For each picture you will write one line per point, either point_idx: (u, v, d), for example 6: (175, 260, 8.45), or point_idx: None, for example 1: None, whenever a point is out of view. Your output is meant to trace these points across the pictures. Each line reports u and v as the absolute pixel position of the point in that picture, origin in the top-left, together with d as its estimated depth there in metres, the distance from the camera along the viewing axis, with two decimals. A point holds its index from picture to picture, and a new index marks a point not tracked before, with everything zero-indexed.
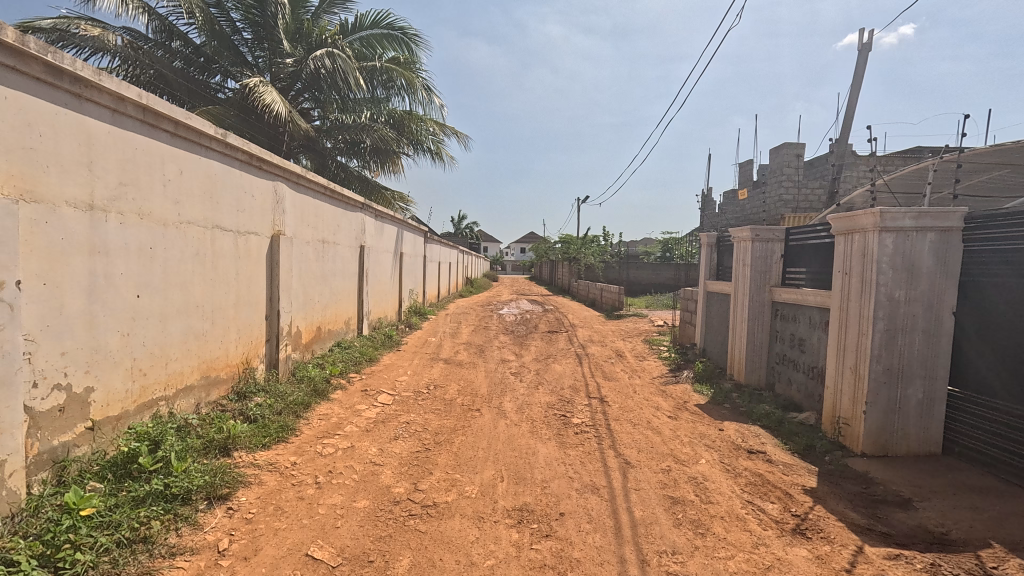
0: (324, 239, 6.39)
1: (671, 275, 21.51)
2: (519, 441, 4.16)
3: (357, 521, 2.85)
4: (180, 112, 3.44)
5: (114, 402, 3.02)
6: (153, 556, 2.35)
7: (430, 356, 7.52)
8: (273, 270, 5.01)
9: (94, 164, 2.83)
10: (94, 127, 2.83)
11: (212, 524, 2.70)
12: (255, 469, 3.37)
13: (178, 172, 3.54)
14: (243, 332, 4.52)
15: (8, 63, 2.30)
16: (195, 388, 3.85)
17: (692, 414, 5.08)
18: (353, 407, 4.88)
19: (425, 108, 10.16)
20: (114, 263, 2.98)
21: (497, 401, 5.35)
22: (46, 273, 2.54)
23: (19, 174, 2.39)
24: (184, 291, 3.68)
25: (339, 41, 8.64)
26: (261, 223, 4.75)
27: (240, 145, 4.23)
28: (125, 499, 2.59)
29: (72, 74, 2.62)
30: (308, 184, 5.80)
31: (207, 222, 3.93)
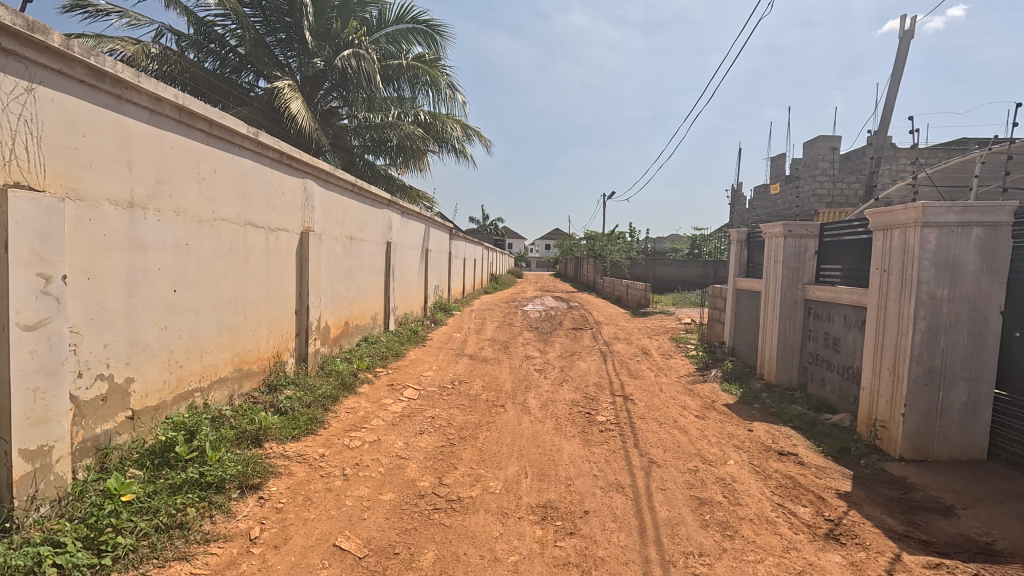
0: (352, 235, 6.48)
1: (698, 271, 21.20)
2: (543, 438, 4.15)
3: (383, 513, 2.89)
4: (213, 112, 3.54)
5: (152, 393, 3.14)
6: (189, 541, 2.43)
7: (455, 352, 7.57)
8: (302, 266, 5.12)
9: (133, 163, 2.93)
10: (134, 127, 2.93)
11: (244, 512, 2.77)
12: (285, 460, 3.45)
13: (211, 170, 3.65)
14: (274, 326, 4.63)
15: (53, 67, 2.40)
16: (229, 380, 3.97)
17: (720, 414, 4.97)
18: (379, 401, 4.97)
19: (450, 104, 10.23)
20: (152, 258, 3.09)
21: (522, 397, 5.35)
22: (88, 267, 2.64)
23: (62, 173, 2.48)
24: (217, 286, 3.79)
25: (366, 40, 8.71)
26: (291, 219, 4.86)
27: (271, 144, 4.33)
28: (163, 486, 2.68)
29: (113, 77, 2.72)
30: (336, 181, 5.90)
31: (240, 218, 4.05)
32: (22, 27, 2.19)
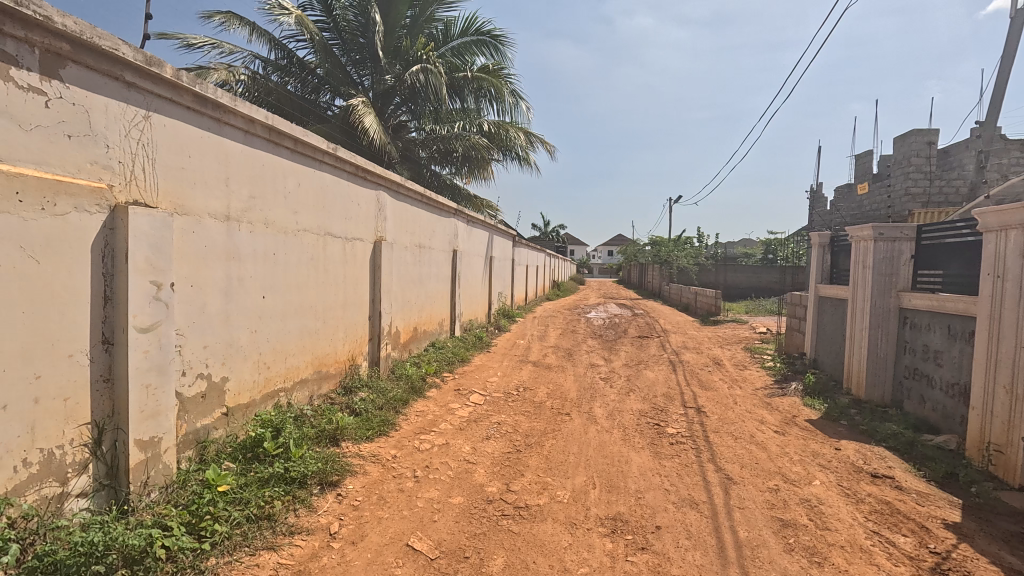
0: (421, 243, 6.70)
1: (774, 278, 20.04)
2: (611, 449, 4.07)
3: (453, 517, 2.94)
4: (297, 131, 3.79)
5: (244, 392, 3.39)
6: (276, 533, 2.59)
7: (519, 358, 7.61)
8: (375, 274, 5.35)
9: (230, 180, 3.19)
10: (231, 146, 3.19)
11: (324, 508, 2.92)
12: (361, 459, 3.60)
13: (296, 184, 3.90)
14: (349, 331, 4.86)
15: (165, 96, 2.67)
16: (309, 381, 4.21)
17: (802, 430, 4.65)
18: (447, 405, 5.08)
19: (513, 113, 10.36)
20: (245, 267, 3.35)
21: (587, 406, 5.27)
22: (192, 276, 2.90)
23: (172, 190, 2.75)
24: (300, 293, 4.04)
25: (433, 55, 9.03)
26: (365, 229, 5.09)
27: (348, 158, 4.57)
28: (253, 479, 2.88)
29: (214, 102, 2.98)
30: (407, 192, 6.13)
31: (321, 229, 4.30)
32: (140, 61, 2.46)
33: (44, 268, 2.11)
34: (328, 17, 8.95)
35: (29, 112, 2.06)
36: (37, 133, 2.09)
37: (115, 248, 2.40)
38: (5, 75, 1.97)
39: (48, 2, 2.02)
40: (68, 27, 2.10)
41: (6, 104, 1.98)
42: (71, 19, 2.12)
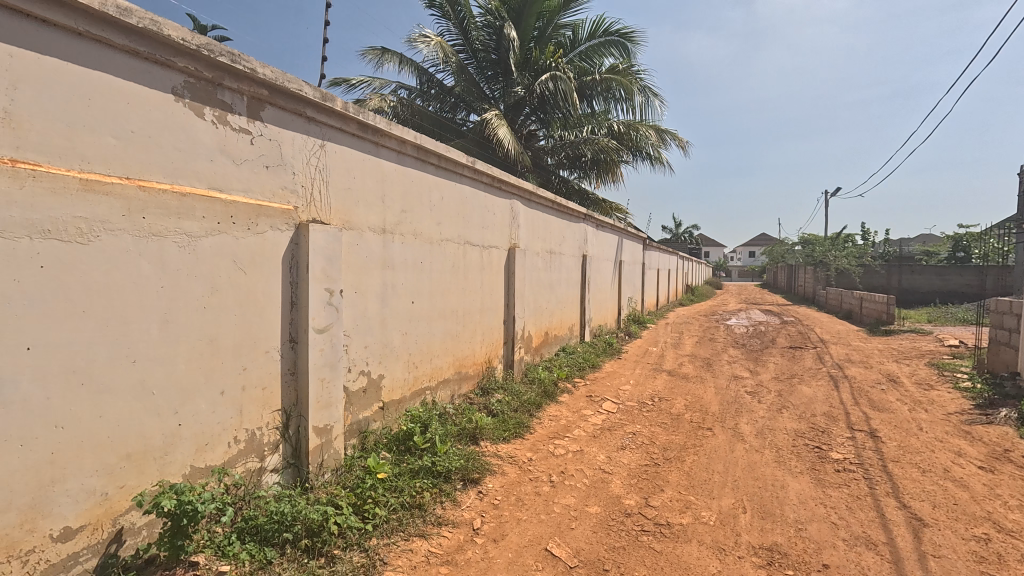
0: (551, 249, 6.78)
1: (968, 280, 16.68)
2: (762, 470, 3.69)
3: (590, 526, 2.90)
4: (441, 147, 4.08)
5: (397, 388, 3.72)
6: (426, 522, 2.79)
7: (652, 366, 7.30)
8: (509, 280, 5.53)
9: (386, 196, 3.54)
10: (387, 166, 3.55)
11: (467, 503, 3.08)
12: (498, 459, 3.73)
13: (440, 197, 4.20)
14: (486, 334, 5.09)
15: (336, 126, 3.05)
16: (451, 381, 4.49)
17: (1020, 469, 3.77)
18: (579, 411, 5.05)
19: (644, 112, 10.04)
20: (398, 274, 3.68)
21: (732, 421, 4.86)
22: (356, 283, 3.26)
23: (341, 208, 3.13)
24: (443, 298, 4.32)
25: (562, 63, 9.13)
26: (500, 237, 5.30)
27: (485, 170, 4.80)
28: (406, 469, 3.15)
29: (374, 128, 3.33)
30: (538, 199, 6.26)
31: (461, 238, 4.57)
32: (318, 97, 2.84)
33: (249, 278, 2.54)
34: (463, 38, 9.54)
35: (240, 149, 2.49)
36: (245, 165, 2.52)
37: (299, 260, 2.79)
38: (223, 120, 2.41)
39: (253, 57, 2.43)
40: (266, 75, 2.51)
41: (224, 143, 2.41)
42: (269, 68, 2.52)
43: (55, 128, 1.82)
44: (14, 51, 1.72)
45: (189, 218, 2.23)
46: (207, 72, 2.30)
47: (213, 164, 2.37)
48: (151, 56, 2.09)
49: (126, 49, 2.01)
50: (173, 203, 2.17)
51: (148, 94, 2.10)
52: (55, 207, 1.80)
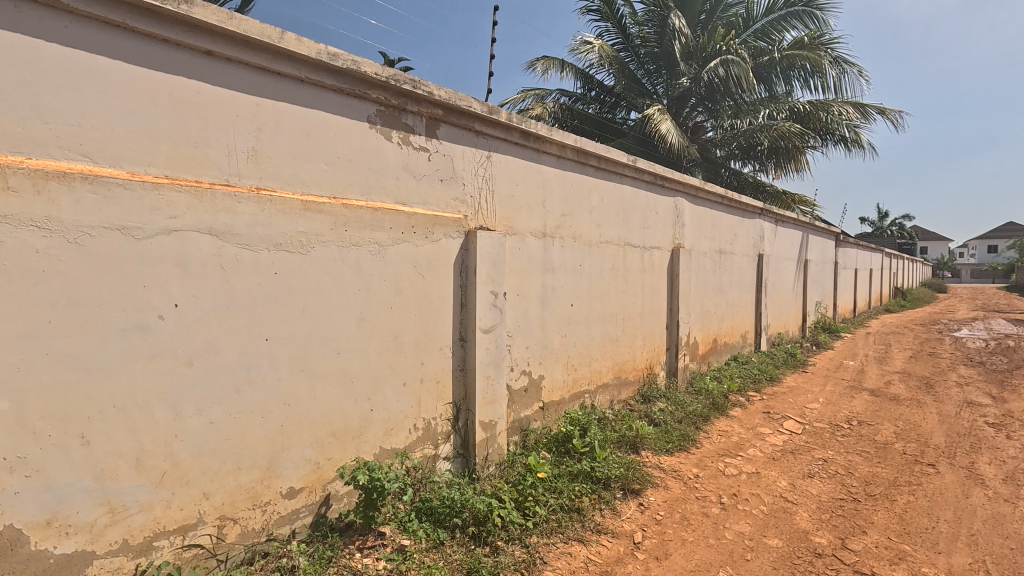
0: (721, 249, 6.24)
1: None
2: (1014, 527, 2.88)
3: (770, 561, 2.57)
4: (601, 148, 4.03)
5: (556, 390, 3.77)
6: (585, 527, 2.77)
7: (849, 384, 6.24)
8: (673, 282, 5.23)
9: (546, 201, 3.62)
10: (548, 172, 3.62)
11: (627, 514, 2.98)
12: (661, 472, 3.54)
13: (600, 199, 4.16)
14: (647, 339, 4.88)
15: (501, 136, 3.21)
16: (611, 386, 4.40)
17: None
18: (755, 429, 4.54)
19: (837, 87, 8.70)
20: (558, 277, 3.73)
21: (965, 458, 3.90)
22: (518, 286, 3.39)
23: (505, 215, 3.29)
24: (603, 301, 4.26)
25: (733, 45, 8.38)
26: (663, 237, 5.04)
27: (647, 168, 4.61)
28: (565, 472, 3.17)
29: (535, 135, 3.43)
30: (706, 195, 5.82)
31: (621, 240, 4.45)
32: (485, 112, 3.02)
33: (426, 282, 2.80)
34: (623, 36, 9.33)
35: (419, 165, 2.77)
36: (423, 180, 2.79)
37: (468, 264, 2.99)
38: (406, 141, 2.71)
39: (431, 81, 2.69)
40: (442, 96, 2.74)
41: (407, 161, 2.71)
42: (444, 89, 2.76)
43: (286, 160, 2.24)
44: (259, 101, 2.15)
45: (379, 229, 2.55)
46: (394, 100, 2.60)
47: (398, 180, 2.67)
48: (352, 91, 2.44)
49: (334, 88, 2.38)
50: (368, 217, 2.50)
51: (350, 124, 2.45)
52: (285, 225, 2.20)
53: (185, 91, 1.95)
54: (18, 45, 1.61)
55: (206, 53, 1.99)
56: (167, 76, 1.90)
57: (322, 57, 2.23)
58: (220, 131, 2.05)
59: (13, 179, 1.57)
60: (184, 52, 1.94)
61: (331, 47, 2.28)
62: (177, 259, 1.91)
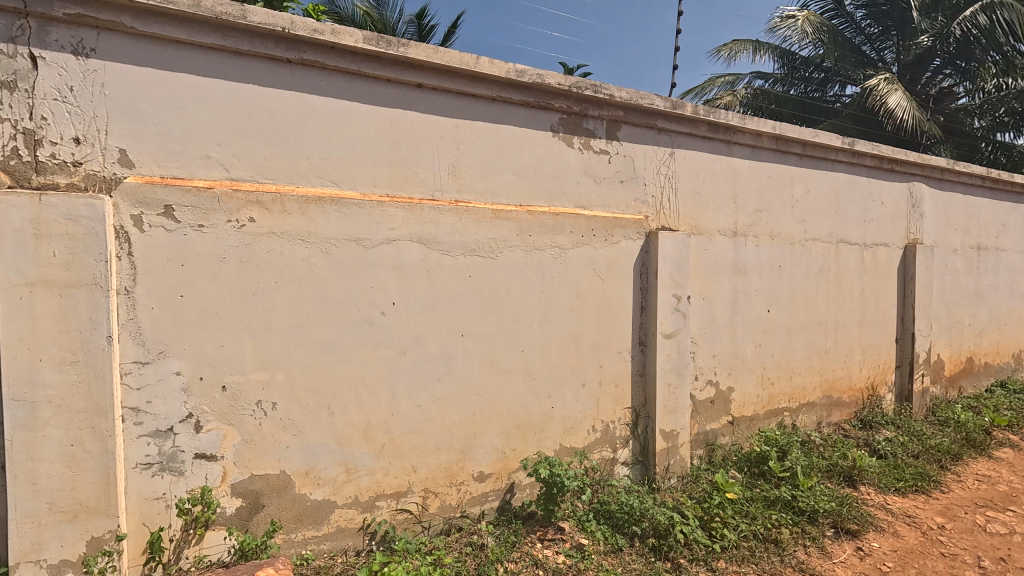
0: (980, 244, 4.92)
1: None
2: None
3: None
4: (807, 132, 3.53)
5: (749, 404, 3.41)
6: (785, 564, 2.45)
7: None
8: (906, 286, 4.30)
9: (738, 196, 3.31)
10: (739, 164, 3.31)
11: (840, 558, 2.54)
12: (888, 515, 2.93)
13: (804, 191, 3.64)
14: (868, 354, 4.10)
15: (686, 131, 3.05)
16: (818, 406, 3.80)
17: None
18: None
19: None
20: (751, 280, 3.37)
21: None
22: (704, 290, 3.15)
23: (690, 214, 3.10)
24: (808, 308, 3.71)
25: None
26: (892, 231, 4.18)
27: (869, 150, 3.89)
28: (759, 497, 2.85)
29: (725, 125, 3.16)
30: (956, 177, 4.66)
31: (833, 236, 3.83)
32: (669, 107, 2.89)
33: (606, 284, 2.79)
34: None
35: (600, 169, 2.79)
36: (604, 183, 2.81)
37: (649, 267, 2.90)
38: (587, 145, 2.75)
39: (612, 83, 2.68)
40: (623, 97, 2.72)
41: (588, 166, 2.75)
42: (625, 90, 2.73)
43: (479, 174, 2.46)
44: (458, 122, 2.41)
45: (561, 233, 2.64)
46: (576, 106, 2.67)
47: (579, 185, 2.73)
48: (537, 103, 2.57)
49: (520, 102, 2.54)
50: (550, 222, 2.60)
51: (534, 135, 2.59)
52: (478, 232, 2.43)
53: (403, 121, 2.29)
54: (292, 99, 2.08)
55: (418, 86, 2.31)
56: (389, 110, 2.26)
57: (511, 75, 2.40)
58: (428, 152, 2.35)
59: (288, 204, 2.05)
60: (401, 88, 2.28)
61: (519, 64, 2.43)
62: (394, 264, 2.26)
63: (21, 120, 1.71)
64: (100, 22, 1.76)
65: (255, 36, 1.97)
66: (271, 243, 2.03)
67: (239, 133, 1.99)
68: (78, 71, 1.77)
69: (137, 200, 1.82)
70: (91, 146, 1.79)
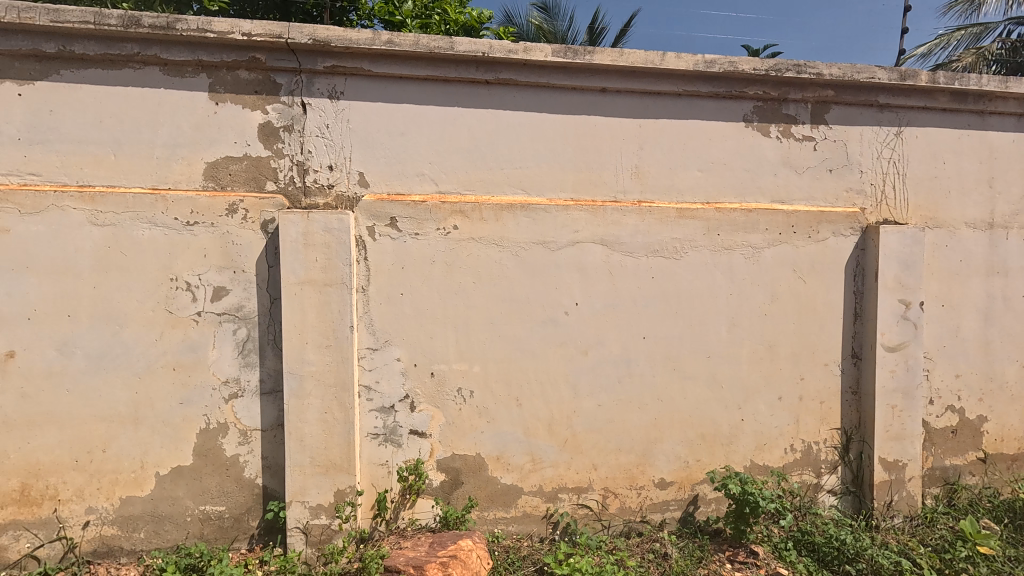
0: None
1: None
2: None
3: None
4: None
5: (1010, 440, 2.71)
6: None
7: None
8: None
9: (995, 179, 2.65)
10: (998, 139, 2.66)
11: None
12: None
13: None
14: None
15: (918, 105, 2.55)
16: None
17: None
18: None
19: None
20: (1016, 283, 2.67)
21: None
22: (944, 295, 2.60)
23: (924, 204, 2.59)
24: None
25: None
26: None
27: None
28: None
29: (977, 93, 2.57)
30: None
31: None
32: (895, 79, 2.46)
33: (809, 287, 2.48)
34: None
35: (803, 158, 2.49)
36: (807, 173, 2.50)
37: (866, 267, 2.50)
38: (787, 133, 2.48)
39: (819, 60, 2.38)
40: (833, 74, 2.39)
41: (787, 156, 2.48)
42: (836, 66, 2.40)
43: (663, 172, 2.40)
44: (642, 122, 2.38)
45: (754, 231, 2.42)
46: (774, 91, 2.43)
47: (777, 178, 2.48)
48: (728, 93, 2.41)
49: (709, 94, 2.41)
50: (742, 220, 2.41)
51: (725, 127, 2.43)
52: (662, 232, 2.37)
53: (588, 126, 2.35)
54: (489, 116, 2.28)
55: (602, 90, 2.35)
56: (575, 116, 2.34)
57: (699, 67, 2.29)
58: (611, 155, 2.37)
59: (485, 212, 2.25)
60: (586, 94, 2.34)
61: (708, 54, 2.31)
62: (578, 266, 2.33)
63: (296, 155, 2.18)
64: (348, 69, 2.16)
65: (460, 63, 2.22)
66: (471, 248, 2.25)
67: (446, 151, 2.26)
68: (332, 111, 2.19)
69: (371, 214, 2.19)
70: (340, 171, 2.21)
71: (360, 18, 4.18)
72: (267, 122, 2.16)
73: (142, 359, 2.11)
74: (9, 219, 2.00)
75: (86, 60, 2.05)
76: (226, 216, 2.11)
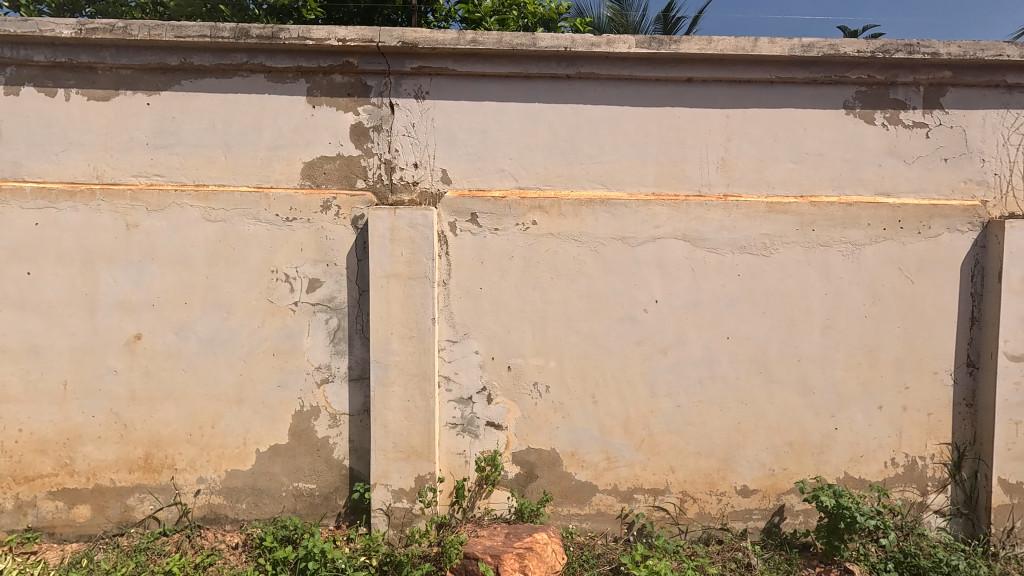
0: None
1: None
2: None
3: None
4: None
5: None
6: None
7: None
8: None
9: None
10: None
11: None
12: None
13: None
14: None
15: None
16: None
17: None
18: None
19: None
20: None
21: None
22: None
23: None
24: None
25: None
26: None
27: None
28: None
29: None
30: None
31: None
32: None
33: (917, 287, 2.27)
34: None
35: (912, 147, 2.28)
36: (918, 163, 2.29)
37: (986, 267, 2.25)
38: (894, 120, 2.28)
39: (935, 39, 2.17)
40: (952, 53, 2.16)
41: (894, 145, 2.29)
42: (956, 44, 2.17)
43: (752, 165, 2.29)
44: (730, 112, 2.28)
45: (854, 227, 2.26)
46: (880, 75, 2.24)
47: (881, 168, 2.29)
48: (827, 79, 2.25)
49: (805, 80, 2.26)
50: (840, 215, 2.25)
51: (822, 115, 2.28)
52: (750, 228, 2.26)
53: (672, 118, 2.28)
54: (569, 111, 2.28)
55: (687, 81, 2.27)
56: (658, 109, 2.28)
57: (795, 52, 2.16)
58: (696, 147, 2.29)
59: (564, 207, 2.25)
60: (670, 85, 2.28)
61: (805, 38, 2.17)
62: (659, 263, 2.27)
63: (384, 154, 2.28)
64: (433, 70, 2.23)
65: (541, 59, 2.22)
66: (550, 243, 2.26)
67: (526, 147, 2.28)
68: (418, 111, 2.27)
69: (453, 210, 2.25)
70: (425, 169, 2.29)
71: (438, 19, 4.30)
72: (358, 123, 2.27)
73: (246, 345, 2.30)
74: (138, 216, 2.24)
75: (202, 70, 2.25)
76: (320, 213, 2.25)
